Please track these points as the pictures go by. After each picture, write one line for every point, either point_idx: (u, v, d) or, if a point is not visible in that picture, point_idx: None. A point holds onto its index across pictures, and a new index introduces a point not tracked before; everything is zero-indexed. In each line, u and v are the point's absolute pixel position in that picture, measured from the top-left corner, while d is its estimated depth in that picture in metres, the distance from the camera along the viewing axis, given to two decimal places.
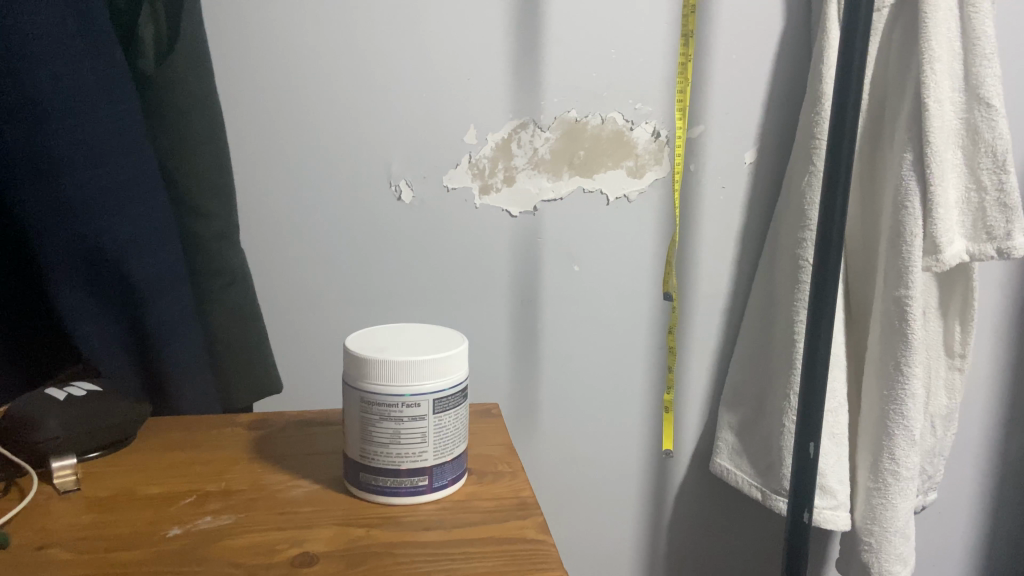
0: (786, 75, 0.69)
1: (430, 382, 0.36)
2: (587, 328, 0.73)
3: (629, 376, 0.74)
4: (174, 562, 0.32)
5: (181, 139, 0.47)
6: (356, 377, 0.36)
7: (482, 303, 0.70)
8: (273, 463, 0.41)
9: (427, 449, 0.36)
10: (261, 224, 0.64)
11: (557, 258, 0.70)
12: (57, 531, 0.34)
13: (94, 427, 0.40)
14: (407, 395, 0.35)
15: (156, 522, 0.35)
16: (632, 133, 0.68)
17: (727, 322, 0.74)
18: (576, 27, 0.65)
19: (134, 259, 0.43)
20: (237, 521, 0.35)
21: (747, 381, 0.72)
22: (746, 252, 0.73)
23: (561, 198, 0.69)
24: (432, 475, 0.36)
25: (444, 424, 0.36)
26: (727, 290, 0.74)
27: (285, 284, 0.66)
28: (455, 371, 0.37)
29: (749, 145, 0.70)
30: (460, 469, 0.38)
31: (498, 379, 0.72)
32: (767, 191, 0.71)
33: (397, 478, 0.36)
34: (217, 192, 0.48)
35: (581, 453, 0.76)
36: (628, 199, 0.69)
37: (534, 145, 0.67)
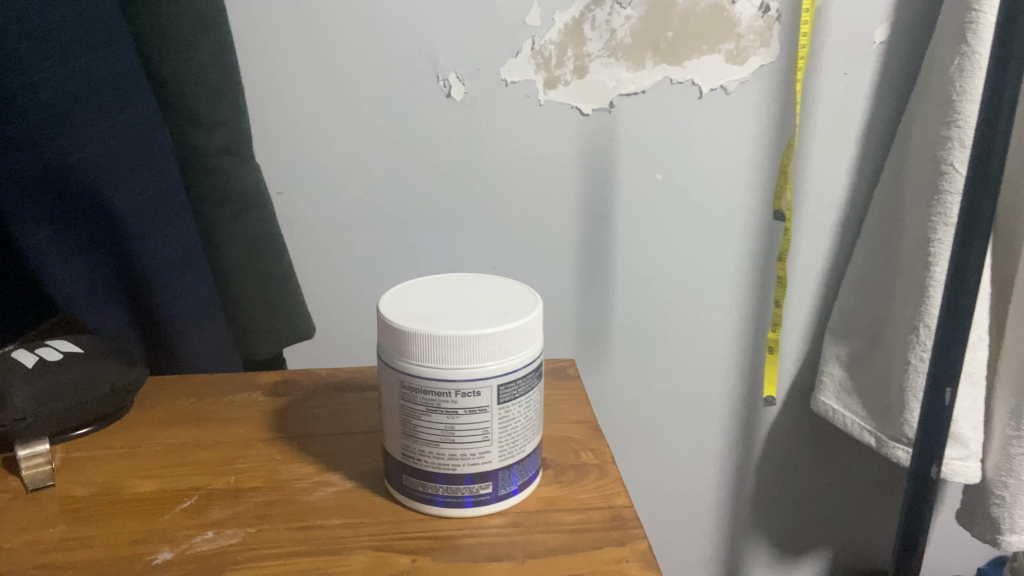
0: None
1: (495, 362, 0.26)
2: (672, 247, 0.62)
3: (720, 302, 0.64)
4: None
5: (167, 23, 0.36)
6: (393, 353, 0.27)
7: (548, 218, 0.60)
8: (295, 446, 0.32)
9: (491, 448, 0.27)
10: (290, 128, 0.55)
11: (638, 164, 0.59)
12: (17, 554, 0.26)
13: (77, 401, 0.32)
14: (463, 379, 0.26)
15: (142, 540, 0.27)
16: (734, 7, 0.55)
17: (839, 238, 0.63)
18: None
19: (114, 184, 0.34)
20: (245, 541, 0.27)
21: (860, 309, 0.62)
22: (867, 156, 0.60)
23: (642, 92, 0.57)
24: (496, 480, 0.28)
25: (513, 416, 0.27)
26: (842, 201, 0.61)
27: (321, 200, 0.57)
28: (528, 344, 0.27)
29: (879, 20, 0.56)
30: (532, 467, 0.29)
31: (565, 304, 0.63)
32: (899, 78, 0.58)
33: (450, 484, 0.27)
34: (220, 94, 0.38)
35: (660, 387, 0.67)
36: (725, 91, 0.57)
37: (611, 25, 0.54)
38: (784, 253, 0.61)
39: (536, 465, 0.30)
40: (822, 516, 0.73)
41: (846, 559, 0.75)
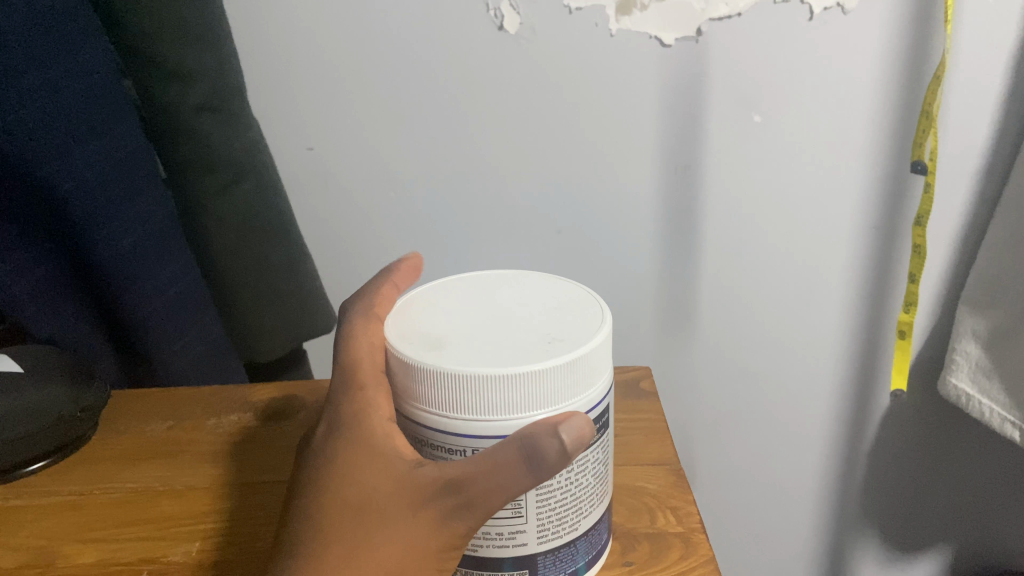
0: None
1: (532, 405, 0.25)
2: (776, 205, 0.52)
3: (831, 266, 0.54)
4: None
5: (142, 27, 0.31)
6: (405, 405, 0.27)
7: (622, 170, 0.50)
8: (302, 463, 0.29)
9: (528, 528, 0.26)
10: (317, 73, 0.47)
11: (731, 105, 0.49)
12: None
13: (35, 424, 0.33)
14: (490, 425, 0.25)
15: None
16: None
17: (982, 187, 0.51)
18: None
19: (54, 158, 0.30)
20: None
21: (1008, 273, 0.50)
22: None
23: (737, 15, 0.46)
24: (535, 568, 0.26)
25: (559, 487, 0.26)
26: (987, 144, 0.50)
27: (355, 159, 0.50)
28: (576, 389, 0.25)
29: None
30: (602, 542, 0.28)
31: (643, 273, 0.54)
32: None
33: (482, 570, 0.27)
34: (188, 37, 0.32)
35: (759, 366, 0.57)
36: (842, 10, 0.46)
37: None
38: (923, 220, 0.50)
39: (607, 535, 0.29)
40: (945, 511, 0.63)
41: (975, 557, 0.66)
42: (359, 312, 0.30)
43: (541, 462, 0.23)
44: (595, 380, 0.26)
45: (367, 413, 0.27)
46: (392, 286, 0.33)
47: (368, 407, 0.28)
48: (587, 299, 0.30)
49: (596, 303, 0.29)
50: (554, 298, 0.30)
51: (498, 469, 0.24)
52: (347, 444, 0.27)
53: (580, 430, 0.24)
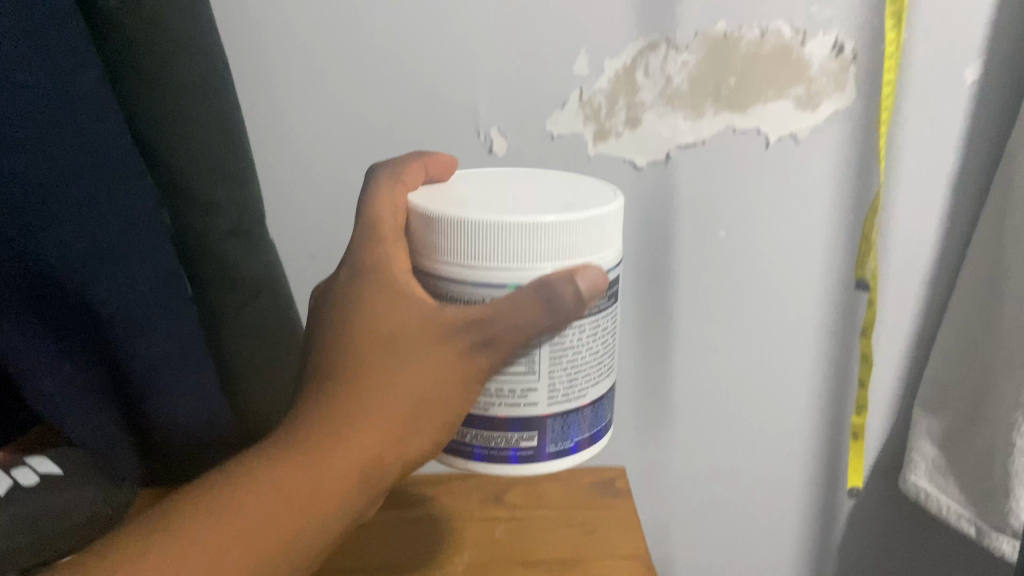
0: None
1: (547, 257, 0.33)
2: (741, 310, 0.56)
3: (794, 368, 0.58)
4: (285, 536, 0.32)
5: (185, 169, 0.36)
6: (431, 260, 0.34)
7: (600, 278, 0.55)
8: (319, 321, 0.36)
9: (540, 389, 0.34)
10: (326, 191, 0.52)
11: (699, 221, 0.54)
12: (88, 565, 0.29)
13: (37, 532, 0.37)
14: (508, 275, 0.32)
15: (184, 506, 0.32)
16: (804, 48, 0.50)
17: (930, 301, 0.56)
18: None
19: (100, 283, 0.33)
20: (301, 443, 0.33)
21: (957, 378, 0.55)
22: (959, 205, 0.54)
23: (701, 142, 0.52)
24: (543, 434, 0.35)
25: (572, 351, 0.34)
26: (931, 261, 0.55)
27: None
28: (590, 229, 0.33)
29: (971, 55, 0.50)
30: (598, 425, 0.37)
31: (620, 375, 0.58)
32: (994, 124, 0.52)
33: (494, 430, 0.35)
34: (220, 174, 0.37)
35: (730, 461, 0.60)
36: (795, 139, 0.52)
37: (667, 72, 0.51)
38: (869, 328, 0.54)
39: (608, 414, 0.38)
40: None
41: None
42: (387, 176, 0.37)
43: (561, 305, 0.32)
44: (608, 241, 0.34)
45: (387, 265, 0.35)
46: (422, 164, 0.39)
47: (385, 249, 0.35)
48: (605, 189, 0.37)
49: (611, 191, 0.37)
50: (575, 188, 0.37)
51: (517, 309, 0.32)
52: (373, 292, 0.34)
53: (595, 280, 0.32)
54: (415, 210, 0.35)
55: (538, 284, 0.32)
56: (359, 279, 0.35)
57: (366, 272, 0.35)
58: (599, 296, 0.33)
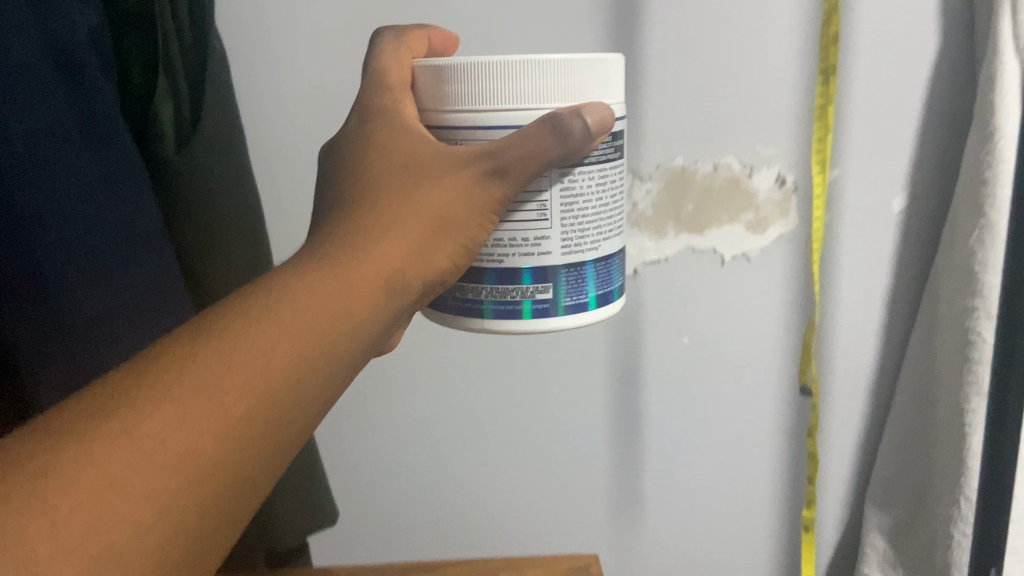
0: (946, 96, 0.55)
1: (553, 98, 0.36)
2: (706, 402, 0.63)
3: (752, 460, 0.65)
4: (327, 330, 0.30)
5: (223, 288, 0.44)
6: (440, 108, 0.37)
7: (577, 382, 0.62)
8: (330, 174, 0.37)
9: (553, 237, 0.37)
10: None
11: (666, 328, 0.61)
12: (72, 445, 0.23)
13: None
14: (517, 115, 0.35)
15: (194, 339, 0.27)
16: (751, 180, 0.57)
17: (874, 403, 0.62)
18: (674, 43, 0.54)
19: None
20: (329, 253, 0.32)
21: (901, 476, 0.60)
22: (895, 312, 0.60)
23: (665, 259, 0.59)
24: (556, 295, 0.38)
25: (582, 200, 0.37)
26: (872, 367, 0.61)
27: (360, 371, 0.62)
28: (591, 78, 0.37)
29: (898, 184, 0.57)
30: (611, 283, 0.40)
31: (596, 466, 0.65)
32: (922, 247, 0.58)
33: (512, 285, 0.38)
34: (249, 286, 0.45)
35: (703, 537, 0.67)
36: (747, 258, 0.59)
37: (633, 199, 0.58)
38: (815, 428, 0.61)
39: (617, 276, 0.41)
40: None
41: None
42: (392, 35, 0.41)
43: (570, 133, 0.34)
44: (611, 95, 0.38)
45: (397, 111, 0.38)
46: (426, 35, 0.43)
47: (394, 109, 0.38)
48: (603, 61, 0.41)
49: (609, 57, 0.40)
50: None
51: (529, 140, 0.34)
52: (387, 130, 0.37)
53: (601, 116, 0.35)
54: (421, 69, 0.38)
55: (546, 116, 0.34)
56: (369, 125, 0.37)
57: (377, 120, 0.37)
58: (605, 133, 0.36)
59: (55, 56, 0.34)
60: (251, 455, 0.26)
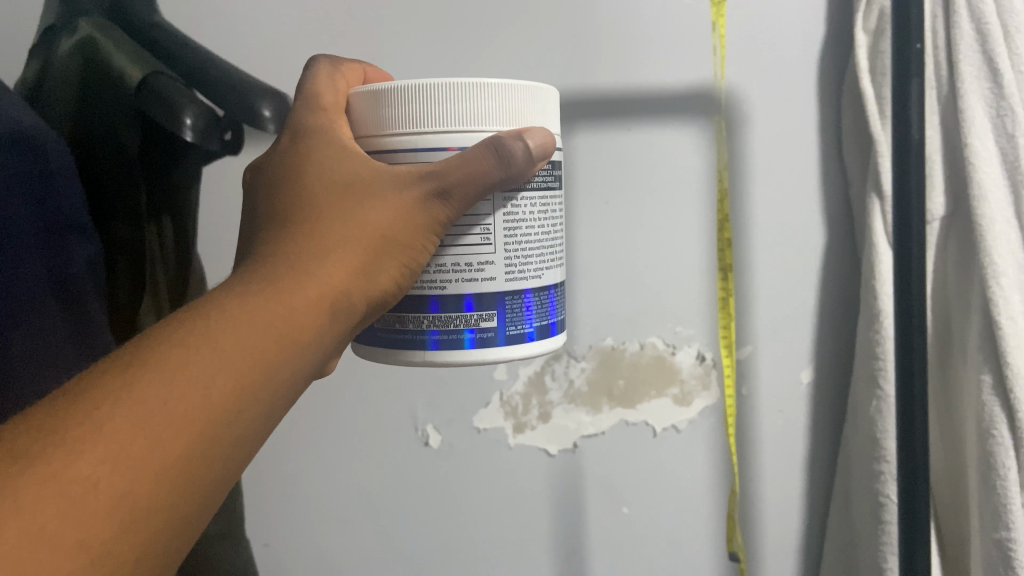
0: (836, 269, 0.62)
1: (487, 122, 0.40)
2: (648, 506, 0.66)
3: None
4: (265, 351, 0.33)
5: None
6: (379, 131, 0.41)
7: (527, 491, 0.65)
8: (274, 187, 0.40)
9: (496, 263, 0.41)
10: (293, 484, 0.64)
11: (605, 500, 0.66)
12: (7, 490, 0.24)
13: None
14: (455, 136, 0.40)
15: (129, 369, 0.29)
16: (675, 356, 0.64)
17: (804, 563, 0.66)
18: (598, 209, 0.61)
19: None
20: (268, 283, 0.35)
21: None
22: (819, 423, 0.64)
23: (602, 431, 0.64)
24: (499, 326, 0.41)
25: (524, 225, 0.42)
26: (799, 529, 0.66)
27: (319, 548, 0.66)
28: (528, 105, 0.42)
29: (806, 324, 0.63)
30: (551, 315, 0.44)
31: None
32: (831, 414, 0.64)
33: (458, 314, 0.41)
34: None
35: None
36: (677, 429, 0.65)
37: (569, 375, 0.64)
38: None
39: (557, 311, 0.45)
40: None
41: None
42: (328, 62, 0.45)
43: (512, 156, 0.39)
44: (552, 126, 0.44)
45: (332, 126, 0.42)
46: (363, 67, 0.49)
47: (333, 127, 0.42)
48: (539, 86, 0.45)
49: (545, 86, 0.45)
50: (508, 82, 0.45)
51: (472, 165, 0.38)
52: (316, 141, 0.41)
53: (540, 142, 0.40)
54: (357, 93, 0.42)
55: (490, 140, 0.39)
56: (306, 136, 0.41)
57: (318, 135, 0.41)
58: (547, 156, 0.41)
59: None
60: (189, 487, 0.28)
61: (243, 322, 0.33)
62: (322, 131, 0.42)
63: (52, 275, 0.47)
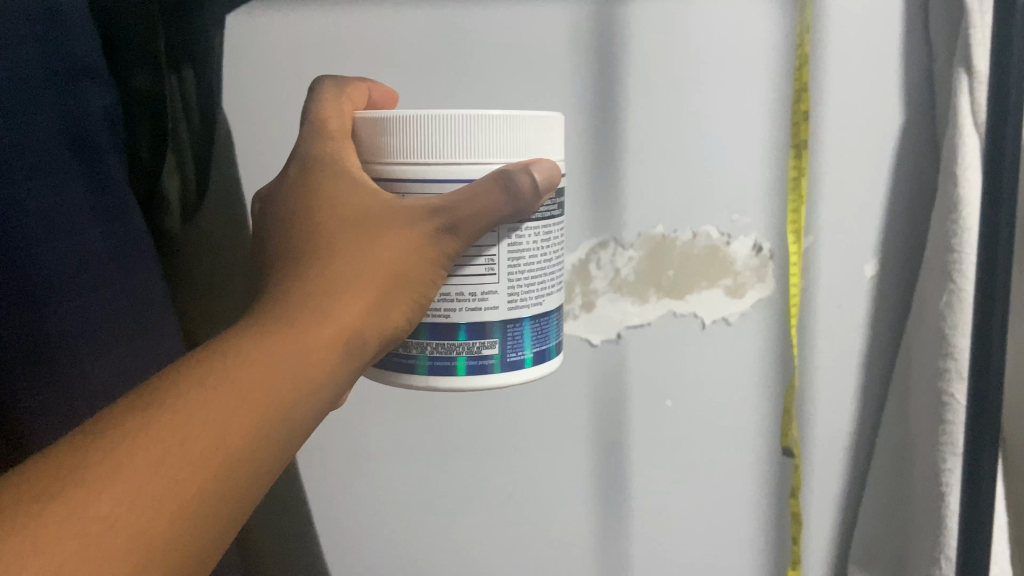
0: (912, 154, 0.57)
1: (495, 152, 0.38)
2: (693, 401, 0.63)
3: (737, 521, 0.67)
4: (282, 391, 0.32)
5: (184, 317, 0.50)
6: (380, 159, 0.40)
7: (562, 445, 0.65)
8: (285, 225, 0.39)
9: (500, 292, 0.39)
10: None
11: (648, 393, 0.63)
12: (26, 526, 0.24)
13: None
14: (461, 168, 0.38)
15: (145, 408, 0.28)
16: (729, 247, 0.60)
17: (853, 462, 0.64)
18: (653, 84, 0.56)
19: None
20: (282, 321, 0.34)
21: (882, 536, 0.62)
22: (871, 383, 0.62)
23: (648, 323, 0.61)
24: (503, 350, 0.40)
25: (528, 255, 0.40)
26: (850, 428, 0.63)
27: (347, 435, 0.64)
28: (535, 136, 0.40)
29: (872, 227, 0.59)
30: (547, 342, 0.43)
31: (580, 528, 0.67)
32: (894, 310, 0.60)
33: (457, 342, 0.40)
34: None
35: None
36: (727, 322, 0.61)
37: (616, 265, 0.60)
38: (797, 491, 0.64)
39: (556, 333, 0.44)
40: None
41: None
42: (333, 84, 0.43)
43: (519, 190, 0.37)
44: (556, 153, 0.42)
45: (339, 158, 0.40)
46: (365, 86, 0.45)
47: (339, 160, 0.40)
48: None
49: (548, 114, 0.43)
50: None
51: (482, 196, 0.37)
52: (324, 178, 0.39)
53: (547, 174, 0.39)
54: (364, 119, 0.40)
55: (499, 172, 0.37)
56: (315, 166, 0.40)
57: (328, 167, 0.40)
58: (553, 187, 0.40)
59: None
60: (205, 531, 0.28)
61: (260, 361, 0.32)
62: (328, 162, 0.40)
63: (65, 121, 0.42)
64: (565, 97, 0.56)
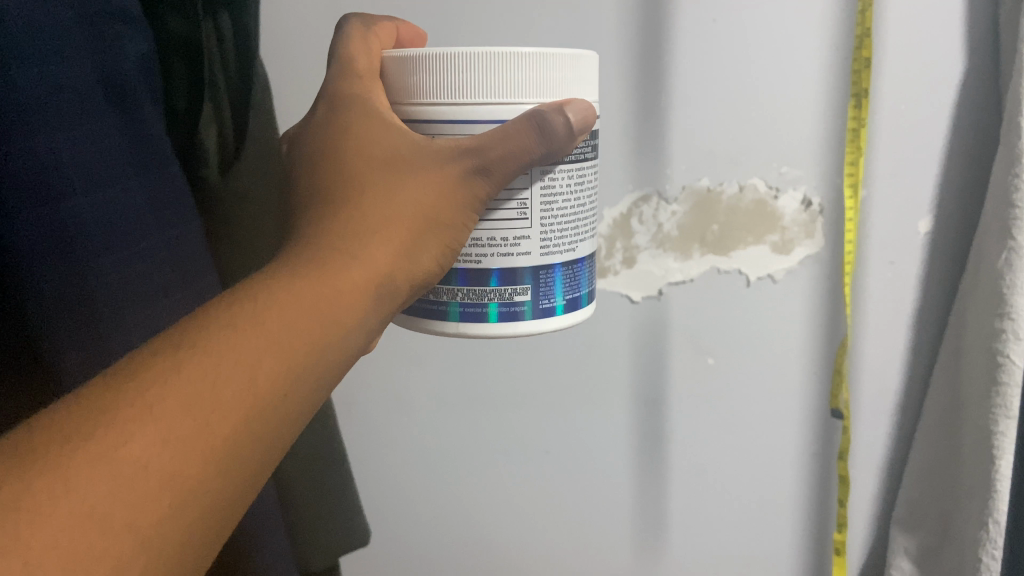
0: (973, 105, 0.55)
1: (527, 93, 0.37)
2: (736, 359, 0.62)
3: (779, 480, 0.66)
4: (313, 334, 0.30)
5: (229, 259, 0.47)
6: (409, 101, 0.38)
7: (603, 403, 0.64)
8: (308, 166, 0.37)
9: (532, 238, 0.39)
10: None
11: (690, 351, 0.62)
12: (55, 469, 0.22)
13: None
14: (492, 111, 0.37)
15: (176, 347, 0.27)
16: (777, 202, 0.58)
17: (900, 423, 0.63)
18: (704, 31, 0.54)
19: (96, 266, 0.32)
20: (312, 262, 0.32)
21: (927, 497, 0.61)
22: (921, 341, 0.60)
23: (690, 280, 0.60)
24: (536, 296, 0.39)
25: (561, 200, 0.39)
26: (898, 388, 0.62)
27: (383, 388, 0.64)
28: (570, 75, 0.38)
29: (929, 181, 0.56)
30: (581, 289, 0.42)
31: (619, 485, 0.67)
32: (948, 268, 0.58)
33: (489, 289, 0.39)
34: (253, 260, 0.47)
35: (729, 552, 0.68)
36: (772, 279, 0.60)
37: (658, 220, 0.58)
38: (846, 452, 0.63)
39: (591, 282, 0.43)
40: None
41: None
42: (360, 23, 0.42)
43: (552, 131, 0.36)
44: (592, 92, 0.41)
45: (368, 96, 0.38)
46: (393, 26, 0.44)
47: (369, 98, 0.38)
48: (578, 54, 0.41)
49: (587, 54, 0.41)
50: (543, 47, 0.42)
51: (515, 138, 0.35)
52: (352, 114, 0.38)
53: (583, 114, 0.37)
54: (392, 59, 0.39)
55: (530, 113, 0.35)
56: (342, 107, 0.38)
57: (355, 108, 0.38)
58: (588, 129, 0.38)
59: (93, 63, 0.33)
60: (236, 473, 0.27)
61: (290, 300, 0.30)
62: (355, 99, 0.38)
63: None
64: (606, 39, 0.54)
